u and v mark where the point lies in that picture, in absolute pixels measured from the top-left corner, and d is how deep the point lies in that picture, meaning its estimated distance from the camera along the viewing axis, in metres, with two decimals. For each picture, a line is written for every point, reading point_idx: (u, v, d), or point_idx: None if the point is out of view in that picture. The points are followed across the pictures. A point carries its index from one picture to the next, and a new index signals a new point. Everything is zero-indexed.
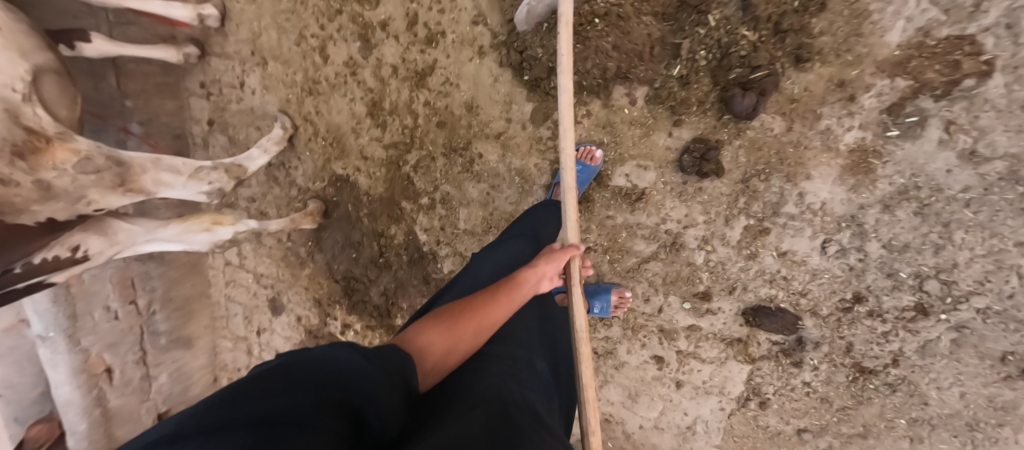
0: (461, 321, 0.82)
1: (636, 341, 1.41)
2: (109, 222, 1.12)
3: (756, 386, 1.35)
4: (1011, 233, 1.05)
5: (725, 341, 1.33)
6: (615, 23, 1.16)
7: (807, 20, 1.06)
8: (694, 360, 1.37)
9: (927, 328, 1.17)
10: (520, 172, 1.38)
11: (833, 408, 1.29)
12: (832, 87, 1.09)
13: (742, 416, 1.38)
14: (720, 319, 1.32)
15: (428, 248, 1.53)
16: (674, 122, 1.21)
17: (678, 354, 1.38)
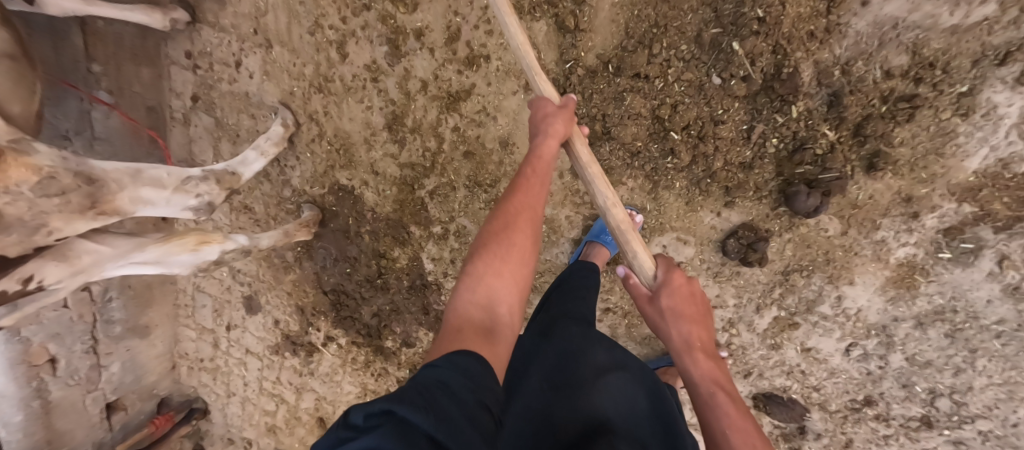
0: (498, 260, 0.72)
1: None
2: (72, 247, 0.93)
3: None
4: None
5: None
6: (688, 90, 1.04)
7: (893, 128, 0.98)
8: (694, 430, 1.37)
9: (926, 438, 1.20)
10: (549, 221, 1.29)
11: None
12: (898, 201, 1.03)
13: None
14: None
15: (434, 278, 1.46)
16: (724, 202, 1.13)
17: None
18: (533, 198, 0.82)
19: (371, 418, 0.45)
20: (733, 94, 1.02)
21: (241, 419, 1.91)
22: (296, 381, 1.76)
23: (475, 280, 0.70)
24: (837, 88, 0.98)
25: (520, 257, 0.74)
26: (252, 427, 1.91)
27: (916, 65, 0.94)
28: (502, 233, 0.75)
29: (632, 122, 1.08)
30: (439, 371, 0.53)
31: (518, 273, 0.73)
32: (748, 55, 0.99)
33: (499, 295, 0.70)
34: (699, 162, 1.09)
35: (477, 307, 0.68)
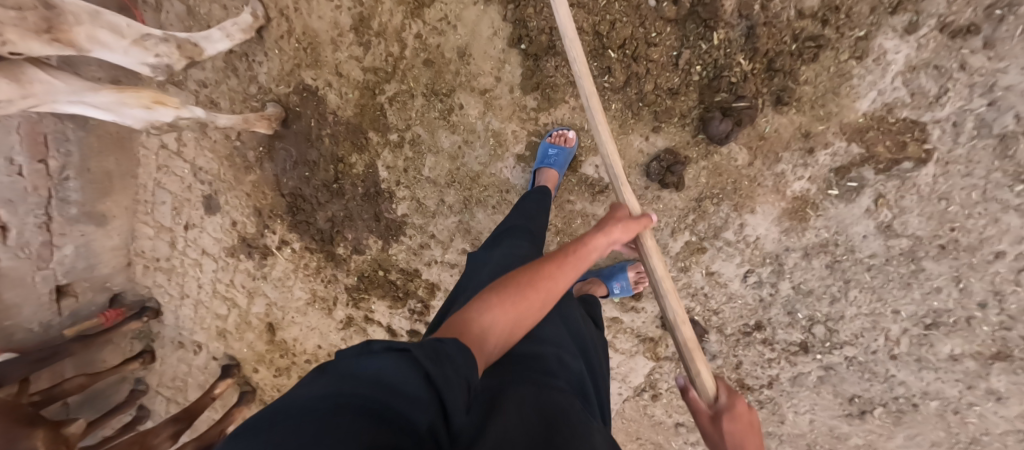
0: (522, 300, 0.72)
1: None
2: (25, 70, 1.00)
3: (653, 380, 1.50)
4: (892, 300, 1.22)
5: (640, 338, 1.47)
6: (626, 11, 1.13)
7: (799, 65, 1.12)
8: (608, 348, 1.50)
9: (803, 363, 1.34)
10: (496, 134, 1.38)
11: None
12: (798, 136, 1.17)
13: (635, 403, 1.54)
14: (641, 318, 1.45)
15: (387, 186, 1.52)
16: (652, 126, 1.24)
17: None
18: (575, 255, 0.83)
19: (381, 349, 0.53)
20: (664, 18, 1.13)
21: (192, 322, 1.97)
22: (249, 285, 1.82)
23: (499, 304, 0.70)
24: (752, 21, 1.10)
25: (540, 300, 0.74)
26: (202, 331, 1.96)
27: (824, 7, 1.08)
28: (536, 275, 0.76)
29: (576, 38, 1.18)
30: (456, 352, 0.58)
31: (532, 316, 0.73)
32: None
33: (511, 321, 0.70)
34: (632, 84, 1.21)
35: (490, 333, 0.67)
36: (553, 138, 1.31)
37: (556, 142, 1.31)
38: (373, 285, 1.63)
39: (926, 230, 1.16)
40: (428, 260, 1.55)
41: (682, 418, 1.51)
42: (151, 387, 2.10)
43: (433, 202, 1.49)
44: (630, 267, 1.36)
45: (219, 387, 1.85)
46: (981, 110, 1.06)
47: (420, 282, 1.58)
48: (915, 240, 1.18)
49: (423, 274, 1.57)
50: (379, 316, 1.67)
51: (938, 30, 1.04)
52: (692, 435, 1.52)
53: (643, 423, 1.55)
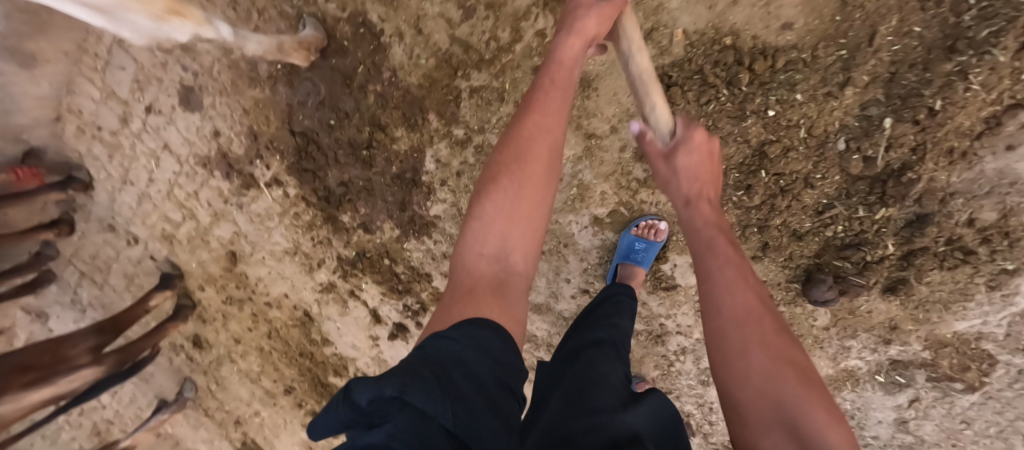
0: (503, 203, 0.77)
1: None
2: None
3: None
4: None
5: None
6: (806, 142, 0.95)
7: (931, 269, 1.04)
8: None
9: None
10: (581, 187, 1.16)
11: None
12: (884, 325, 1.14)
13: None
14: None
15: (428, 179, 1.26)
16: (753, 255, 1.11)
17: None
18: (542, 143, 0.79)
19: (379, 400, 0.47)
20: (840, 169, 0.96)
21: (132, 213, 1.61)
22: (217, 206, 1.50)
23: (483, 227, 0.77)
24: (923, 211, 0.99)
25: (528, 219, 0.78)
26: (143, 227, 1.62)
27: (996, 226, 0.97)
28: (502, 171, 0.78)
29: (734, 144, 0.98)
30: (454, 345, 0.58)
31: (527, 214, 0.78)
32: (884, 139, 0.91)
33: (496, 238, 0.77)
34: (761, 211, 1.04)
35: (485, 255, 0.77)
36: (639, 229, 1.16)
37: (642, 234, 1.16)
38: (372, 269, 1.45)
39: (931, 436, 1.24)
40: (445, 272, 1.39)
41: None
42: (65, 255, 1.73)
43: None
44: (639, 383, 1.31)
45: (156, 299, 1.62)
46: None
47: (427, 286, 1.43)
48: (916, 439, 1.26)
49: (434, 280, 1.42)
50: (367, 296, 1.52)
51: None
52: None
53: None
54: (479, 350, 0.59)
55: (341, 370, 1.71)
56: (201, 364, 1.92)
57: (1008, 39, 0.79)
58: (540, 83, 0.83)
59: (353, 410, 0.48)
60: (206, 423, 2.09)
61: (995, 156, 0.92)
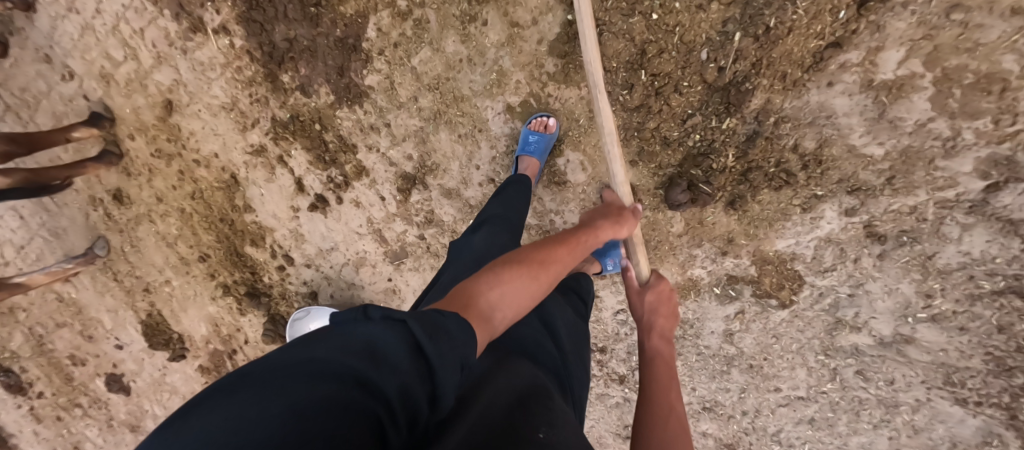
0: (519, 281, 0.80)
1: None
2: None
3: None
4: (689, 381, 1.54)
5: None
6: (678, 50, 1.15)
7: (763, 187, 1.25)
8: None
9: (614, 389, 1.64)
10: (500, 74, 1.33)
11: None
12: (723, 237, 1.34)
13: None
14: None
15: (368, 47, 1.40)
16: (630, 157, 1.31)
17: None
18: (564, 257, 0.93)
19: (390, 317, 0.58)
20: (702, 80, 1.17)
21: (72, 45, 1.63)
22: (162, 48, 1.57)
23: (494, 279, 0.78)
24: (758, 129, 1.19)
25: (530, 286, 0.81)
26: (82, 61, 1.65)
27: (813, 154, 1.20)
28: (528, 261, 0.85)
29: (622, 42, 1.17)
30: (448, 321, 0.62)
31: (533, 292, 0.81)
32: (733, 52, 1.12)
33: (504, 286, 0.78)
34: (639, 113, 1.24)
35: (488, 305, 0.74)
36: (533, 123, 1.32)
37: (535, 127, 1.32)
38: (303, 133, 1.56)
39: (750, 350, 1.44)
40: (370, 146, 1.52)
41: None
42: None
43: (407, 95, 1.43)
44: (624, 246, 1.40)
45: (81, 133, 1.65)
46: (843, 295, 1.32)
47: (351, 158, 1.55)
48: (738, 352, 1.46)
49: (358, 153, 1.54)
50: (294, 163, 1.62)
51: (863, 224, 1.24)
52: None
53: None
54: (467, 337, 0.62)
55: (257, 240, 1.78)
56: (118, 222, 1.95)
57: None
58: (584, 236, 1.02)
59: (365, 318, 0.59)
60: (112, 288, 2.10)
61: (819, 89, 1.14)
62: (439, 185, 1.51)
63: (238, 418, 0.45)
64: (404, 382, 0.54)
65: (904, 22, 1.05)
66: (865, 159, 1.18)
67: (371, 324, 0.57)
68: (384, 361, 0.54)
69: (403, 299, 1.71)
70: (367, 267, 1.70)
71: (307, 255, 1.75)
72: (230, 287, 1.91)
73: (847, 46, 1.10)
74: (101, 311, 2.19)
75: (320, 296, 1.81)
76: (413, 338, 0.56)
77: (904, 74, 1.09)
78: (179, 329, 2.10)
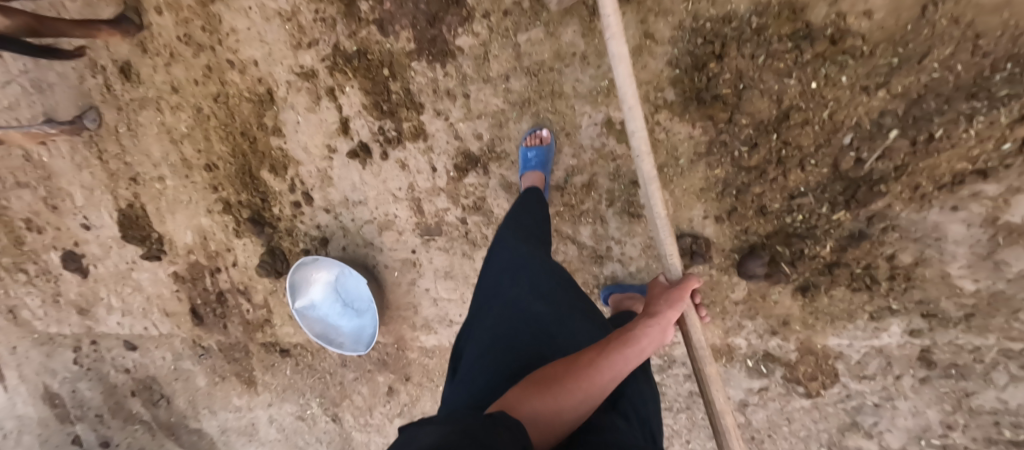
0: (562, 393, 0.75)
1: None
2: None
3: None
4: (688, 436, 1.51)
5: None
6: (822, 126, 1.05)
7: (841, 284, 1.19)
8: None
9: None
10: (612, 82, 1.19)
11: None
12: (779, 317, 1.28)
13: None
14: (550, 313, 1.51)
15: (472, 4, 1.23)
16: (719, 212, 1.22)
17: None
18: (620, 354, 0.83)
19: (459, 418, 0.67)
20: (832, 164, 1.07)
21: None
22: None
23: (538, 392, 0.76)
24: (866, 230, 1.12)
25: (576, 400, 0.76)
26: None
27: (907, 269, 1.14)
28: (570, 369, 0.80)
29: (766, 99, 1.05)
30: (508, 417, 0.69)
31: (578, 406, 0.76)
32: (882, 147, 1.03)
33: (546, 404, 0.74)
34: (750, 174, 1.15)
35: (528, 418, 0.72)
36: (527, 140, 1.29)
37: (529, 143, 1.28)
38: (366, 73, 1.38)
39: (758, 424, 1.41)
40: (438, 111, 1.36)
41: None
42: None
43: (498, 72, 1.27)
44: None
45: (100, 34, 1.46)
46: (869, 402, 1.30)
47: (413, 117, 1.39)
48: (745, 422, 1.43)
49: (423, 114, 1.38)
50: (345, 101, 1.44)
51: (922, 346, 1.21)
52: None
53: None
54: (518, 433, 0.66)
55: (277, 168, 1.60)
56: (118, 98, 1.71)
57: (1014, 103, 0.94)
58: (643, 330, 0.89)
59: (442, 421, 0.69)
60: (94, 165, 1.87)
61: (941, 209, 1.07)
62: (500, 175, 1.38)
63: None
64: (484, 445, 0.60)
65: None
66: (955, 289, 1.13)
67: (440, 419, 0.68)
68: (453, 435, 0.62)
69: (421, 275, 1.60)
70: (392, 232, 1.57)
71: (329, 199, 1.60)
72: (231, 206, 1.73)
73: (992, 177, 1.02)
74: (73, 184, 1.96)
75: (330, 244, 1.67)
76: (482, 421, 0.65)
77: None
78: (160, 230, 1.91)
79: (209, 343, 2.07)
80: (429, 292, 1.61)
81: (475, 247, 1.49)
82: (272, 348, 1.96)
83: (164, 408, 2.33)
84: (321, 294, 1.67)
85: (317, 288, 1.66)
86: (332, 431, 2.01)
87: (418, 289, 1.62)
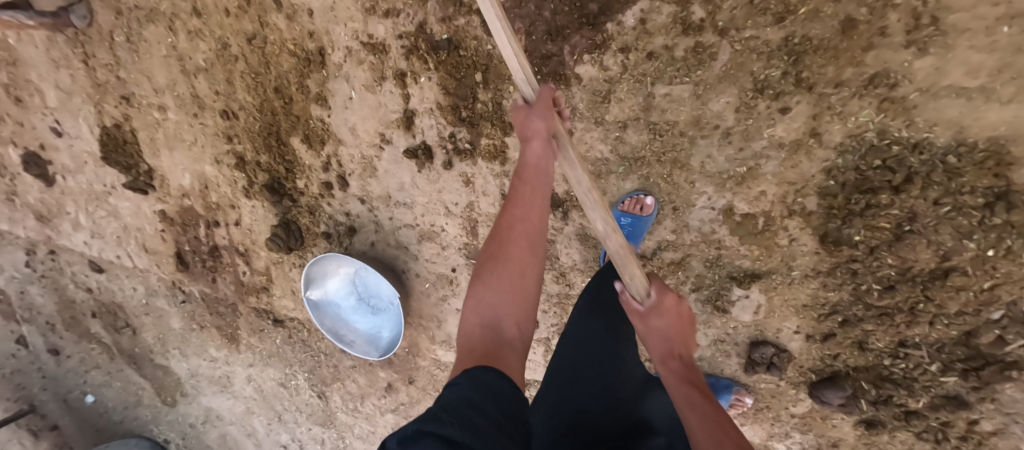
0: (492, 279, 0.80)
1: (546, 305, 1.33)
2: None
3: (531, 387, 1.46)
4: None
5: None
6: (978, 295, 0.92)
7: (909, 430, 1.10)
8: (541, 348, 1.40)
9: None
10: (748, 171, 1.01)
11: None
12: (831, 439, 1.20)
13: None
14: None
15: (612, 32, 0.99)
16: (812, 332, 1.11)
17: (545, 337, 1.38)
18: (521, 241, 0.81)
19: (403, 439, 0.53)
20: (966, 332, 0.96)
21: None
22: None
23: (478, 305, 0.79)
24: (963, 395, 1.01)
25: (516, 305, 0.78)
26: None
27: (981, 435, 1.05)
28: (491, 266, 0.81)
29: (928, 250, 0.91)
30: (461, 388, 0.62)
31: (514, 301, 0.79)
32: None
33: (488, 308, 0.78)
34: (867, 310, 1.03)
35: (482, 326, 0.77)
36: (625, 204, 1.09)
37: (625, 208, 1.09)
38: (453, 70, 1.14)
39: None
40: None
41: None
42: None
43: (615, 117, 1.06)
44: (736, 392, 1.21)
45: None
46: None
47: (496, 135, 1.17)
48: None
49: (510, 136, 1.16)
50: (417, 92, 1.19)
51: None
52: None
53: None
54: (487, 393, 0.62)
55: (313, 140, 1.35)
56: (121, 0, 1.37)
57: None
58: (523, 157, 0.85)
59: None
60: (76, 68, 1.54)
61: None
62: (579, 224, 1.21)
63: None
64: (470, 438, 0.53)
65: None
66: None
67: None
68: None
69: (456, 295, 1.44)
70: (433, 243, 1.39)
71: (368, 190, 1.38)
72: (246, 163, 1.47)
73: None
74: (47, 81, 1.62)
75: (357, 235, 1.47)
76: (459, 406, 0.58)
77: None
78: (151, 163, 1.63)
79: (191, 290, 1.87)
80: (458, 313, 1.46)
81: None
82: (264, 315, 1.78)
83: (127, 336, 2.14)
84: (338, 285, 1.49)
85: (335, 280, 1.48)
86: (314, 406, 1.90)
87: (447, 307, 1.47)
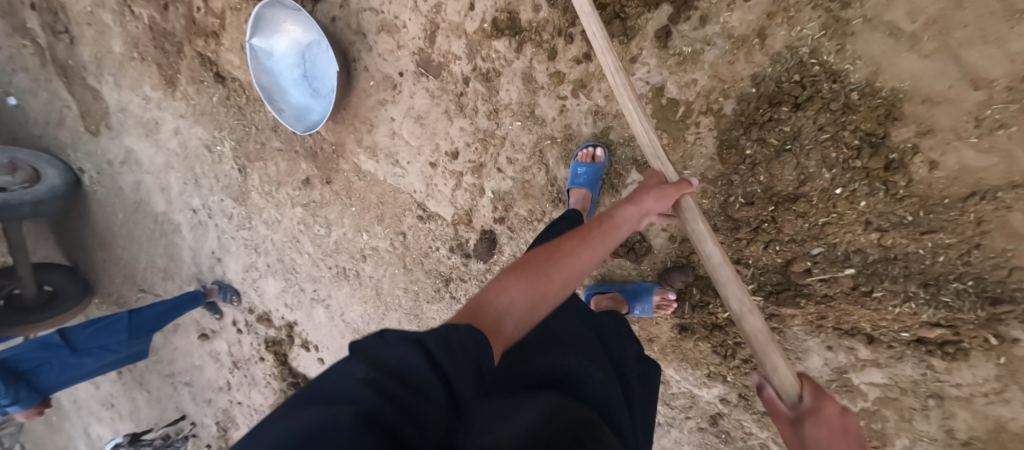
0: (543, 268, 0.70)
1: (469, 139, 1.41)
2: None
3: (434, 212, 1.59)
4: None
5: (469, 208, 1.50)
6: (810, 227, 1.07)
7: (709, 341, 1.33)
8: (452, 180, 1.49)
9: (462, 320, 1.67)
10: (691, 54, 1.08)
11: (419, 261, 1.68)
12: (650, 333, 1.42)
13: (408, 200, 1.62)
14: (485, 213, 1.48)
15: None
16: (675, 233, 1.26)
17: (459, 171, 1.46)
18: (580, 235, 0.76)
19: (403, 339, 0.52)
20: (787, 260, 1.12)
21: None
22: None
23: (519, 287, 0.67)
24: None
25: (554, 302, 0.68)
26: None
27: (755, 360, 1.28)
28: (543, 260, 0.71)
29: (795, 175, 1.04)
30: (461, 332, 0.55)
31: (553, 301, 0.68)
32: (833, 274, 1.08)
33: (519, 300, 0.66)
34: (724, 221, 1.15)
35: (499, 312, 0.64)
36: (581, 155, 1.26)
37: (581, 159, 1.25)
38: None
39: None
40: None
41: (402, 230, 1.67)
42: None
43: None
44: (657, 290, 1.28)
45: None
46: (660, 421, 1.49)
47: None
48: None
49: None
50: None
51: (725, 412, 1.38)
52: (390, 247, 1.72)
53: (391, 207, 1.66)
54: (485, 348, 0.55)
55: None
56: None
57: (938, 311, 1.01)
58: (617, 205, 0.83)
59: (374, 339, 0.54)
60: None
61: (821, 341, 1.16)
62: (528, 62, 1.26)
63: (394, 380, 0.48)
64: (454, 353, 0.51)
65: (912, 368, 1.08)
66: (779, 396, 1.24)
67: (390, 348, 0.51)
68: (409, 379, 0.49)
69: (392, 103, 1.48)
70: (390, 38, 1.40)
71: None
72: None
73: (873, 344, 1.11)
74: None
75: (321, 5, 1.45)
76: (446, 336, 0.53)
77: (864, 389, 1.15)
78: None
79: (141, 14, 1.79)
80: (388, 123, 1.51)
81: (458, 112, 1.39)
82: (207, 65, 1.77)
83: (64, 45, 2.01)
84: (285, 49, 1.50)
85: (285, 41, 1.49)
86: (231, 179, 1.94)
87: (381, 113, 1.51)
